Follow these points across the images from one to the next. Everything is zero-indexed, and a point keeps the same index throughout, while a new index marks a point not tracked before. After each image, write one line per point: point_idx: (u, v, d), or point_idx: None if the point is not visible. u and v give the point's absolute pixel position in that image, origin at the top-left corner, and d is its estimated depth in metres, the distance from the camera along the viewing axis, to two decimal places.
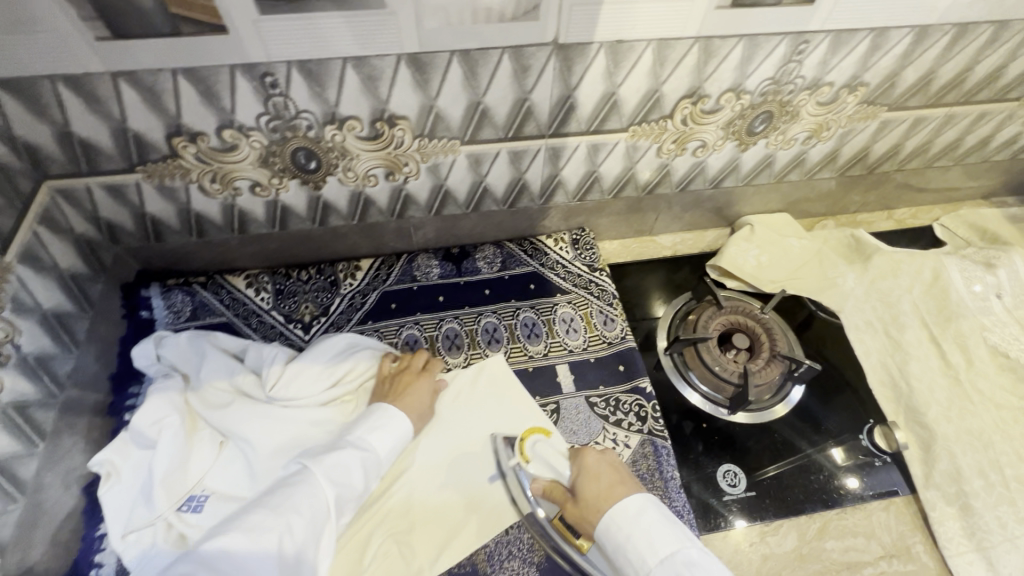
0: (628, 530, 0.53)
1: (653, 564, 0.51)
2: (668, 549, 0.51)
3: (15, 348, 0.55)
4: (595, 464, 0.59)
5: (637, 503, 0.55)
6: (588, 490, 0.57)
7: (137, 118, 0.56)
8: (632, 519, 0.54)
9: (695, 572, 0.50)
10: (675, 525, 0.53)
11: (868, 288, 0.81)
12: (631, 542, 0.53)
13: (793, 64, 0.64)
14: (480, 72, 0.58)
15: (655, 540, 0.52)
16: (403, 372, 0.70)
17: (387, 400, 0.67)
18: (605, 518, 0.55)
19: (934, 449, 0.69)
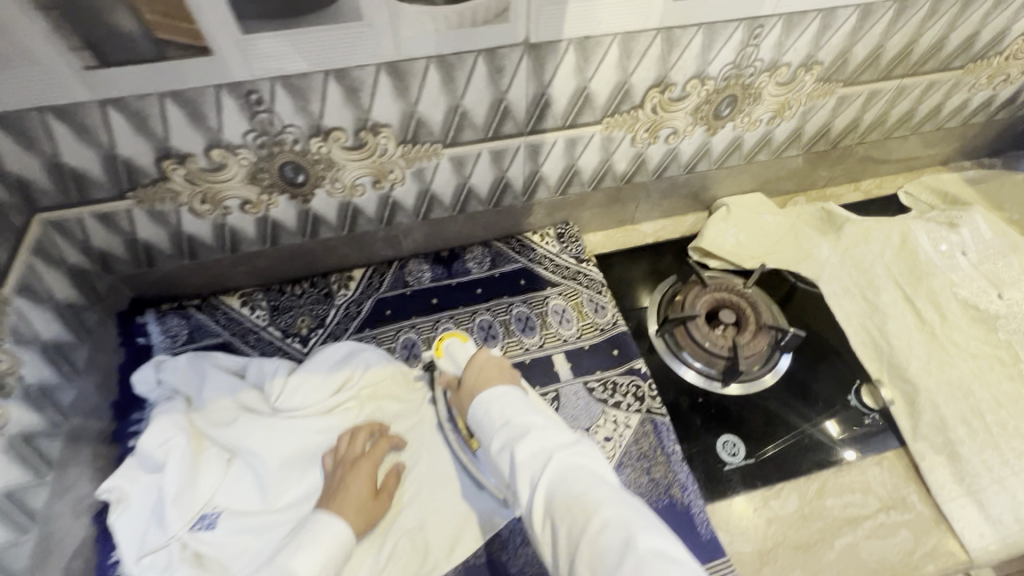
0: (488, 402, 0.58)
1: (497, 426, 0.55)
2: (516, 416, 0.55)
3: (19, 380, 0.55)
4: (486, 360, 0.65)
5: (502, 389, 0.59)
6: (472, 378, 0.63)
7: (126, 144, 0.58)
8: (492, 396, 0.58)
9: (534, 430, 0.53)
10: (528, 402, 0.58)
11: (842, 257, 0.84)
12: (488, 411, 0.57)
13: (750, 48, 0.68)
14: (457, 75, 0.60)
15: (506, 406, 0.57)
16: (350, 450, 0.66)
17: (325, 500, 0.61)
18: (475, 398, 0.59)
19: (918, 401, 0.72)
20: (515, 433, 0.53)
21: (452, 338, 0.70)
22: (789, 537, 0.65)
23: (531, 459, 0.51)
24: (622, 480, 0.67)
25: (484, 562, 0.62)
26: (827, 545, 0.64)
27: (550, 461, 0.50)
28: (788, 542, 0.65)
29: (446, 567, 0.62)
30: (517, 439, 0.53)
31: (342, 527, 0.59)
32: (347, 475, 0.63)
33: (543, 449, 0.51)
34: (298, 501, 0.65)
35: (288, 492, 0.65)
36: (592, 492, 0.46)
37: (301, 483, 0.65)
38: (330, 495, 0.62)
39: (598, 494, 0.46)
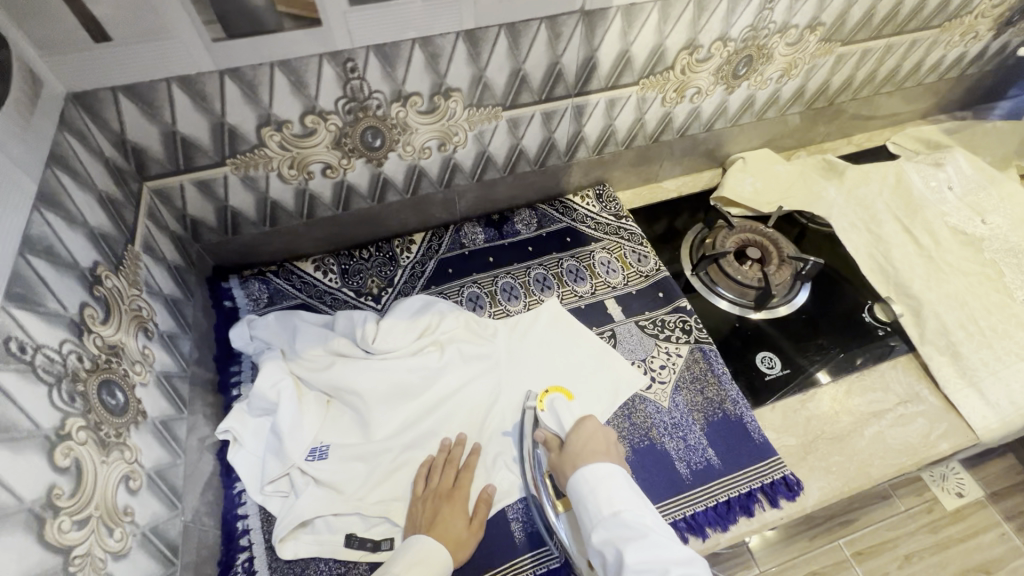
0: (594, 484, 0.60)
1: (604, 518, 0.57)
2: (626, 511, 0.57)
3: (156, 325, 0.62)
4: (591, 430, 0.67)
5: (609, 467, 0.61)
6: (576, 449, 0.65)
7: (234, 112, 0.64)
8: (601, 477, 0.60)
9: (648, 534, 0.54)
10: (640, 497, 0.59)
11: (847, 197, 0.95)
12: (595, 495, 0.59)
13: (766, 12, 0.78)
14: (521, 41, 0.69)
15: (615, 500, 0.59)
16: (442, 480, 0.68)
17: (423, 530, 0.63)
18: (581, 468, 0.62)
19: (922, 312, 0.83)
20: (625, 532, 0.55)
21: (553, 390, 0.74)
22: (825, 430, 0.75)
23: (642, 563, 0.51)
24: (680, 400, 0.76)
25: None
26: (858, 434, 0.75)
27: (663, 570, 0.50)
28: (825, 435, 0.75)
29: None
30: (628, 541, 0.54)
31: (444, 552, 0.61)
32: (442, 508, 0.65)
33: (655, 556, 0.51)
34: (398, 432, 0.71)
35: (389, 424, 0.71)
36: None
37: (399, 416, 0.72)
38: (428, 522, 0.64)
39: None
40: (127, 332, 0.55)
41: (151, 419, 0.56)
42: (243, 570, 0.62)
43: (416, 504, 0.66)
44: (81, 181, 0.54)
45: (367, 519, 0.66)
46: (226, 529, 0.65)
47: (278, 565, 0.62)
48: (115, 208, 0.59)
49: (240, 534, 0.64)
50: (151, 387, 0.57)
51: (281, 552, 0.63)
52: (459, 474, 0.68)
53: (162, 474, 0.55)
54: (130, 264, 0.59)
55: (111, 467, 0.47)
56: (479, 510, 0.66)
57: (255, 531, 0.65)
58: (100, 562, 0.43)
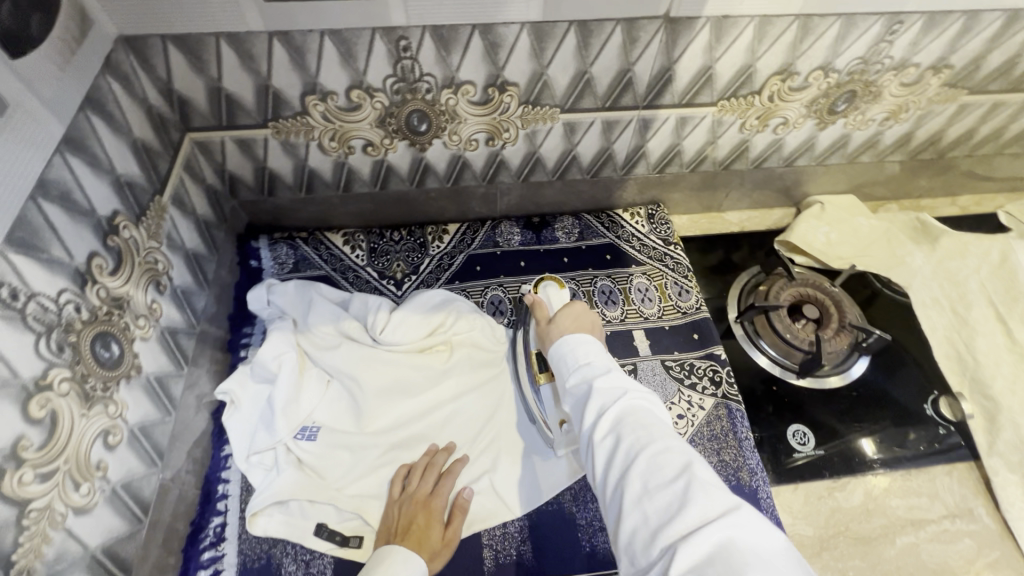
0: (572, 341, 0.56)
1: (578, 365, 0.53)
2: (595, 357, 0.53)
3: (170, 280, 0.61)
4: (580, 313, 0.63)
5: (587, 335, 0.57)
6: (562, 326, 0.61)
7: (279, 76, 0.62)
8: (579, 338, 0.56)
9: (614, 370, 0.51)
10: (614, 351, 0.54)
11: (935, 267, 0.83)
12: (570, 352, 0.55)
13: (884, 44, 0.67)
14: (592, 42, 0.62)
15: (588, 352, 0.54)
16: (420, 485, 0.65)
17: (396, 538, 0.60)
18: (562, 336, 0.57)
19: (998, 419, 0.72)
20: (594, 371, 0.51)
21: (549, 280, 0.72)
22: (850, 528, 0.67)
23: (606, 391, 0.49)
24: None
25: (555, 509, 0.67)
26: (888, 541, 0.66)
27: (625, 396, 0.47)
28: (849, 533, 0.67)
29: (521, 510, 0.67)
30: (596, 377, 0.50)
31: (417, 559, 0.57)
32: (417, 515, 0.62)
33: (618, 384, 0.49)
34: (389, 428, 0.70)
35: (382, 418, 0.70)
36: (659, 430, 0.44)
37: (394, 412, 0.70)
38: (403, 528, 0.61)
39: (667, 434, 0.44)
40: (136, 285, 0.55)
41: (146, 374, 0.56)
42: (214, 535, 0.62)
43: (392, 509, 0.64)
44: (116, 128, 0.54)
45: (341, 512, 0.64)
46: (206, 490, 0.65)
47: (247, 538, 0.63)
48: (149, 157, 0.59)
49: (218, 498, 0.65)
50: (152, 342, 0.57)
51: (252, 527, 0.62)
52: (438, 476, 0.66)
53: (146, 431, 0.55)
54: (154, 216, 0.59)
55: (90, 422, 0.47)
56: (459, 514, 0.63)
57: (233, 497, 0.65)
58: (60, 516, 0.43)
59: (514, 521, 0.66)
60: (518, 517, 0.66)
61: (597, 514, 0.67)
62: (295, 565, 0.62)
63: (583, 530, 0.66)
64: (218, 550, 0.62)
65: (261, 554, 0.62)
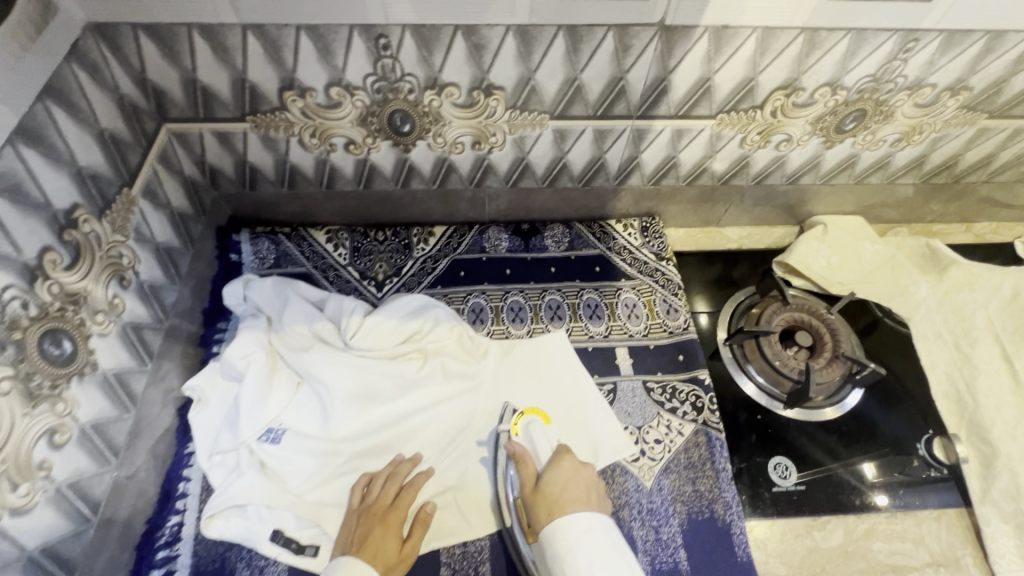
0: (569, 540, 0.52)
1: None
2: (603, 573, 0.49)
3: (136, 275, 0.60)
4: (569, 472, 0.60)
5: (588, 518, 0.53)
6: (551, 494, 0.57)
7: (255, 69, 0.60)
8: (584, 561, 0.51)
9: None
10: (619, 548, 0.52)
11: (940, 299, 0.79)
12: (567, 557, 0.51)
13: (897, 62, 0.63)
14: (582, 48, 0.59)
15: (592, 561, 0.50)
16: (380, 495, 0.63)
17: (351, 550, 0.59)
18: (557, 519, 0.54)
19: (995, 465, 0.68)
20: None
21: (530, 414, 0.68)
22: (826, 570, 0.64)
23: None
24: (665, 484, 0.67)
25: None
26: None
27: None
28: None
29: (483, 529, 0.65)
30: None
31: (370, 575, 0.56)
32: (375, 527, 0.61)
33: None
34: (355, 435, 0.68)
35: (348, 425, 0.68)
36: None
37: (361, 420, 0.68)
38: (359, 539, 0.60)
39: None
40: (96, 279, 0.54)
41: (103, 371, 0.55)
42: (169, 534, 0.62)
43: (351, 517, 0.63)
44: (80, 118, 0.52)
45: (299, 519, 0.63)
46: (166, 488, 0.64)
47: (202, 540, 0.62)
48: (118, 148, 0.57)
49: (177, 497, 0.64)
50: (111, 339, 0.56)
51: (207, 528, 0.61)
52: (400, 485, 0.64)
53: (98, 428, 0.54)
54: (120, 209, 0.58)
55: (33, 421, 0.46)
56: (419, 525, 0.62)
57: (193, 497, 0.64)
58: None
59: (476, 539, 0.64)
60: (480, 536, 0.65)
61: None
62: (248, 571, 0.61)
63: None
64: (173, 550, 0.61)
65: (215, 557, 0.61)
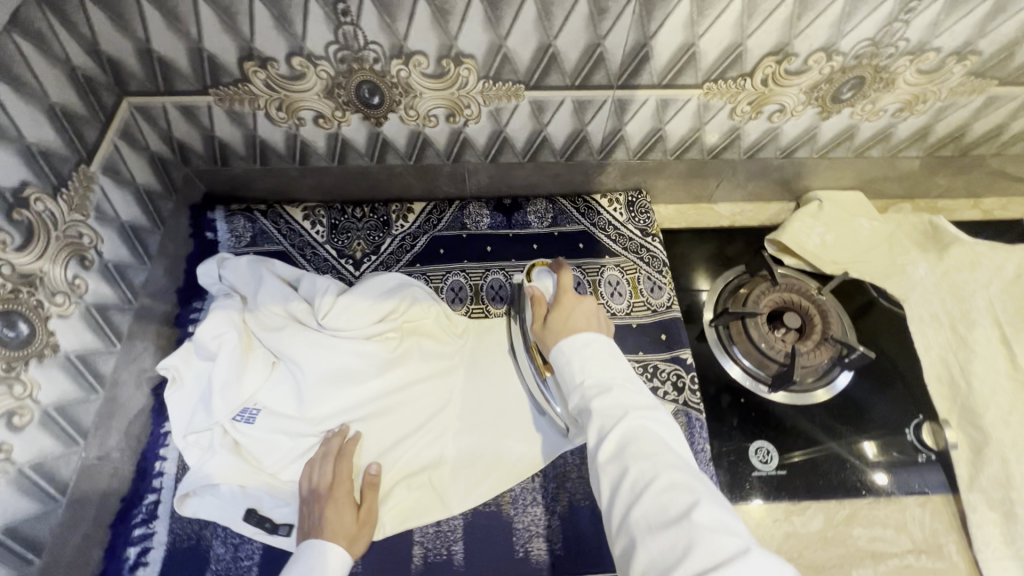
0: (566, 349, 0.52)
1: (573, 381, 0.51)
2: (594, 369, 0.50)
3: (99, 254, 0.59)
4: (580, 303, 0.59)
5: (586, 335, 0.53)
6: (559, 321, 0.57)
7: (211, 39, 0.57)
8: (574, 345, 0.52)
9: (614, 386, 0.48)
10: (616, 357, 0.51)
11: (939, 279, 0.76)
12: (568, 359, 0.52)
13: (898, 24, 0.58)
14: (555, 12, 0.55)
15: (587, 363, 0.51)
16: (317, 478, 0.62)
17: (310, 535, 0.58)
18: (562, 339, 0.54)
19: (985, 451, 0.65)
20: (590, 390, 0.49)
21: (542, 266, 0.69)
22: (803, 555, 0.63)
23: (607, 413, 0.46)
24: None
25: (493, 510, 0.64)
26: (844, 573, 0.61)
27: (626, 417, 0.45)
28: (801, 560, 0.62)
29: (457, 509, 0.64)
30: (594, 395, 0.48)
31: (340, 551, 0.57)
32: (327, 507, 0.60)
33: (618, 404, 0.46)
34: (330, 416, 0.68)
35: (323, 406, 0.67)
36: (665, 458, 0.42)
37: (336, 399, 0.68)
38: (313, 519, 0.59)
39: (671, 461, 0.42)
40: (53, 260, 0.53)
41: (67, 352, 0.54)
42: (145, 512, 0.62)
43: (302, 507, 0.61)
44: (26, 93, 0.50)
45: (274, 497, 0.63)
46: (142, 467, 0.64)
47: (178, 517, 0.62)
48: (71, 123, 0.55)
49: (154, 475, 0.64)
50: (73, 319, 0.55)
51: (181, 507, 0.62)
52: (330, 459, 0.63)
53: (63, 410, 0.54)
54: (77, 186, 0.56)
55: None
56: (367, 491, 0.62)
57: (169, 476, 0.64)
58: None
59: (449, 519, 0.64)
60: (453, 516, 0.64)
61: (534, 519, 0.64)
62: (224, 548, 0.61)
63: (518, 534, 0.63)
64: (150, 528, 0.61)
65: (191, 534, 0.61)
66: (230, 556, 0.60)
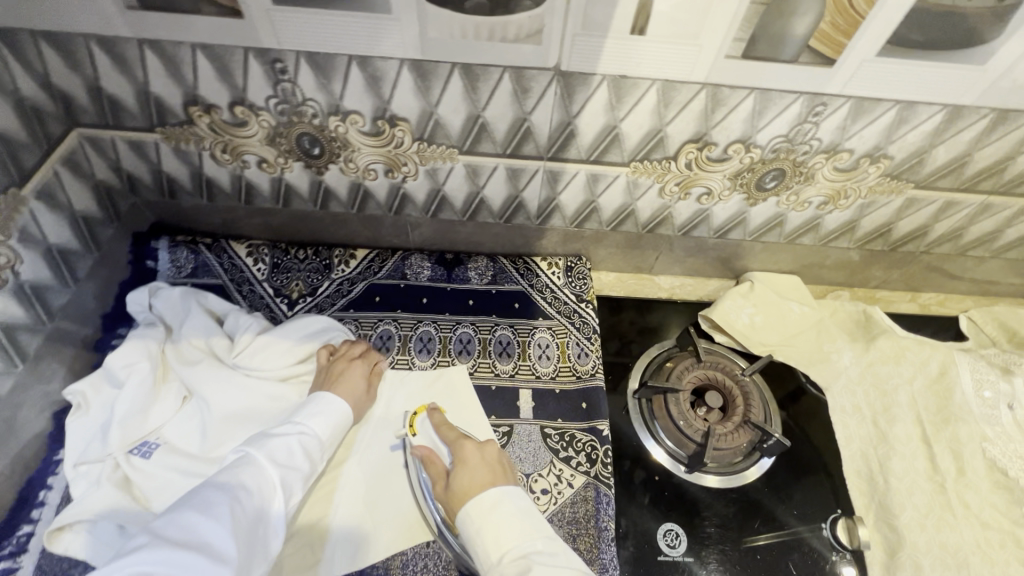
0: (477, 523, 0.55)
1: (495, 562, 0.53)
2: (515, 544, 0.54)
3: (14, 275, 0.60)
4: (473, 455, 0.62)
5: (497, 495, 0.57)
6: (463, 481, 0.59)
7: (157, 82, 0.60)
8: (484, 512, 0.56)
9: (536, 566, 0.51)
10: (529, 518, 0.56)
11: (863, 370, 0.76)
12: (482, 540, 0.54)
13: (808, 125, 0.61)
14: (480, 86, 0.59)
15: (502, 538, 0.54)
16: (341, 362, 0.71)
17: (323, 389, 0.67)
18: (467, 504, 0.57)
19: (899, 555, 0.63)
20: (514, 573, 0.51)
21: (422, 411, 0.69)
22: None
23: None
24: None
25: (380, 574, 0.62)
26: None
27: None
28: None
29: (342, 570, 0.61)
30: None
31: (344, 410, 0.66)
32: (343, 373, 0.69)
33: None
34: None
35: (223, 446, 0.66)
36: None
37: (238, 441, 0.66)
38: (329, 383, 0.68)
39: None
40: None
41: None
42: (15, 544, 0.59)
43: (321, 368, 0.71)
44: None
45: None
46: (25, 494, 0.62)
47: (48, 554, 0.59)
48: (7, 148, 0.58)
49: (35, 505, 0.62)
50: None
51: (52, 543, 0.59)
52: (368, 354, 0.73)
53: None
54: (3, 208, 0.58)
55: None
56: (372, 382, 0.71)
57: (50, 507, 0.62)
58: None
59: None
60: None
61: None
62: None
63: None
64: (15, 562, 0.59)
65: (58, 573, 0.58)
66: None
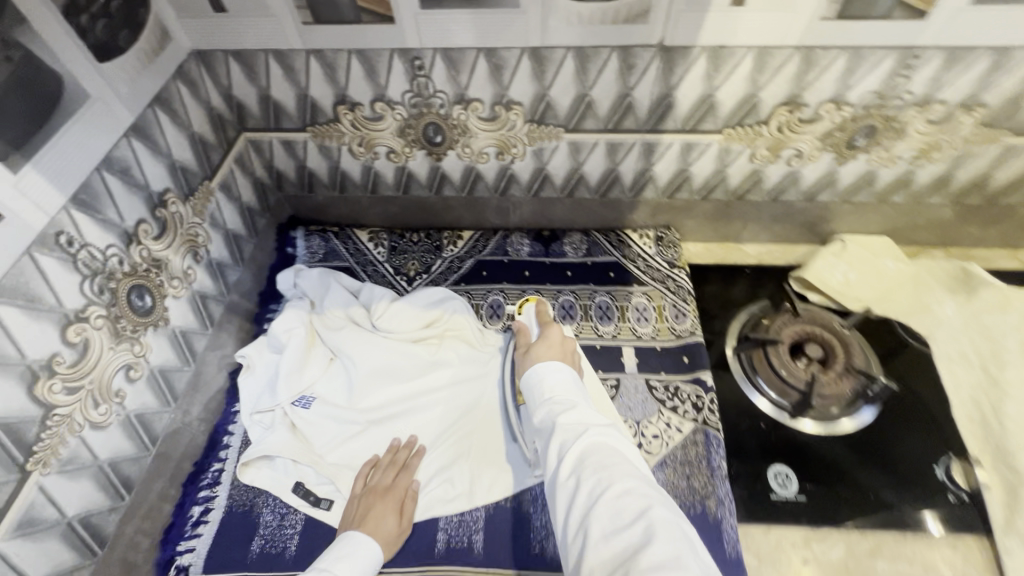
0: (539, 373, 0.60)
1: (543, 399, 0.57)
2: (562, 391, 0.57)
3: (207, 252, 0.73)
4: (554, 338, 0.68)
5: (559, 364, 0.61)
6: (540, 349, 0.66)
7: (315, 86, 0.72)
8: (549, 369, 0.60)
9: (577, 405, 0.55)
10: (578, 383, 0.59)
11: (968, 319, 0.77)
12: (540, 383, 0.59)
13: (900, 79, 0.65)
14: (590, 67, 0.67)
15: (552, 384, 0.58)
16: (373, 493, 0.67)
17: (353, 527, 0.63)
18: (535, 364, 0.62)
19: (1020, 493, 0.64)
20: (557, 407, 0.55)
21: (531, 301, 0.81)
22: None
23: (568, 428, 0.52)
24: (660, 477, 0.68)
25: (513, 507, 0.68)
26: None
27: (585, 433, 0.51)
28: None
29: (482, 502, 0.68)
30: (560, 412, 0.55)
31: (374, 548, 0.61)
32: (371, 510, 0.65)
33: (581, 422, 0.53)
34: (375, 408, 0.75)
35: (370, 398, 0.75)
36: (621, 469, 0.47)
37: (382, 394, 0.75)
38: (357, 520, 0.64)
39: (628, 470, 0.47)
40: (176, 251, 0.66)
41: (173, 326, 0.67)
42: (212, 478, 0.70)
43: (355, 500, 0.67)
44: (178, 122, 0.66)
45: (319, 475, 0.70)
46: (212, 439, 0.73)
47: (237, 485, 0.70)
48: (204, 148, 0.71)
49: (221, 447, 0.73)
50: (182, 301, 0.68)
51: (241, 475, 0.70)
52: (400, 475, 0.69)
53: (164, 373, 0.66)
54: (200, 197, 0.71)
55: (116, 354, 0.57)
56: (405, 510, 0.66)
57: (233, 448, 0.73)
58: (79, 426, 0.53)
59: (472, 511, 0.68)
60: (477, 508, 0.68)
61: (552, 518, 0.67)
62: (271, 516, 0.67)
63: (535, 531, 0.66)
64: (212, 492, 0.69)
65: (246, 501, 0.69)
66: (276, 523, 0.67)
